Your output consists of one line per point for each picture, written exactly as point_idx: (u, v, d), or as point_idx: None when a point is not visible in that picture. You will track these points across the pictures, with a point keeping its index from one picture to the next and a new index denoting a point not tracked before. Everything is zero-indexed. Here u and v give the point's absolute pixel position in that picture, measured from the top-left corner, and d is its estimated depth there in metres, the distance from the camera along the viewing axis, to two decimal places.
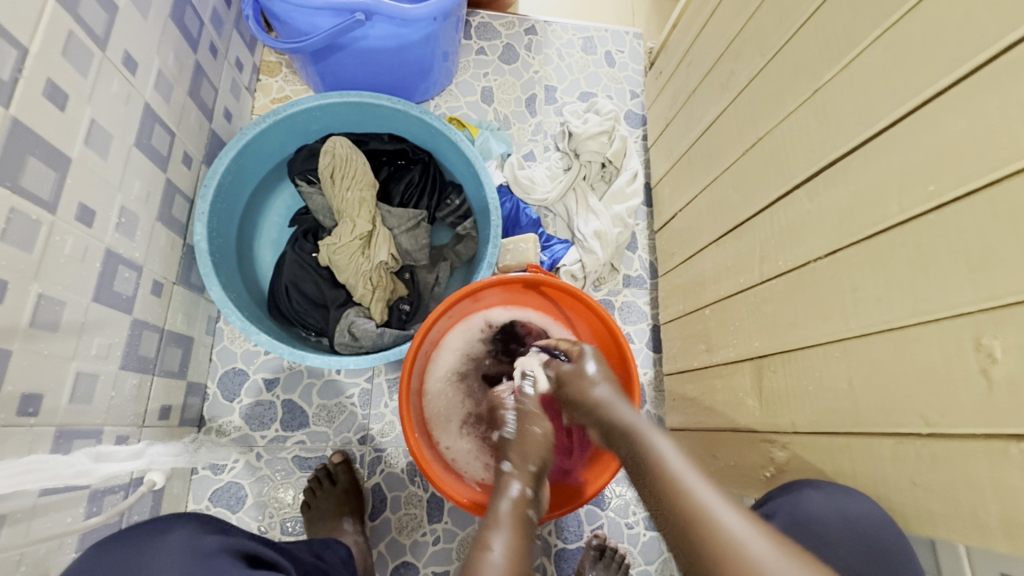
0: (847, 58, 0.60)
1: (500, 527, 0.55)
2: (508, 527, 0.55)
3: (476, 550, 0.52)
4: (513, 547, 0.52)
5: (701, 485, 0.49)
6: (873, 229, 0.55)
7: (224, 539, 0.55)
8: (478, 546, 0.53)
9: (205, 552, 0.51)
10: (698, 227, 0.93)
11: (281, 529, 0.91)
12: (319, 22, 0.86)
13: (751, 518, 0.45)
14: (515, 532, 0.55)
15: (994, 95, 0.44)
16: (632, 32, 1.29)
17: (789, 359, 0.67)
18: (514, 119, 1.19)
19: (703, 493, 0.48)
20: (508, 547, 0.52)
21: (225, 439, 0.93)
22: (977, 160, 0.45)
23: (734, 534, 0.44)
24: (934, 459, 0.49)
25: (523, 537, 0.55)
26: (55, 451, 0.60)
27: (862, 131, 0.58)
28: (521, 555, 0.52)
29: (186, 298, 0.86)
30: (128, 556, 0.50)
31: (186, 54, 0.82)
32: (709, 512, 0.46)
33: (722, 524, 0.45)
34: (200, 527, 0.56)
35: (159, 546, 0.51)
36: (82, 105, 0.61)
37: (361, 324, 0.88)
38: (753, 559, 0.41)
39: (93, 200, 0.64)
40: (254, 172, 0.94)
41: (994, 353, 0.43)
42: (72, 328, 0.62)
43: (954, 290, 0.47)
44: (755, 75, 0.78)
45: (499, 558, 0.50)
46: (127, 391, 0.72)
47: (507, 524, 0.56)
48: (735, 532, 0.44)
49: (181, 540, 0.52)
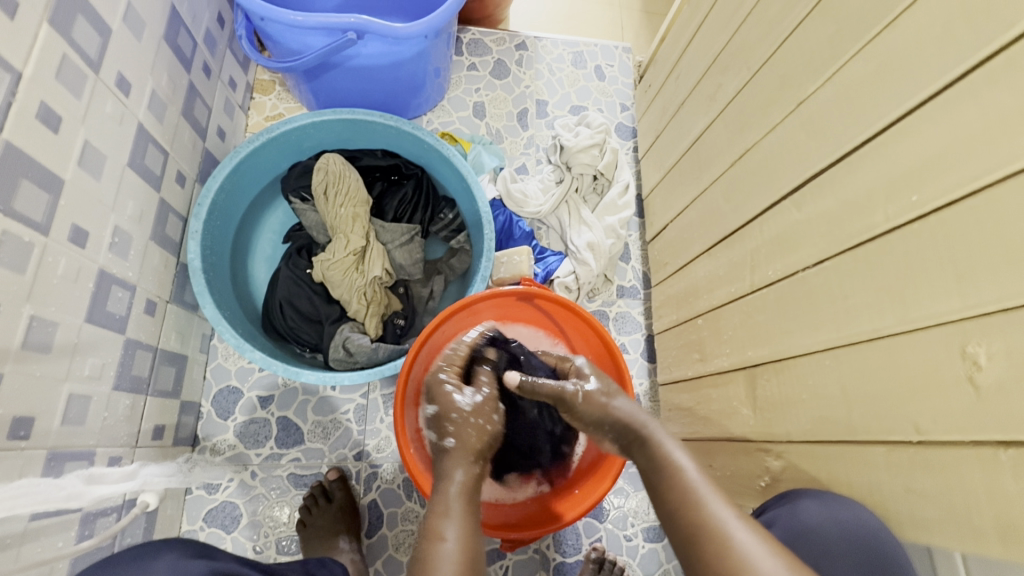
0: (830, 71, 0.62)
1: (453, 514, 0.56)
2: (461, 515, 0.56)
3: (428, 537, 0.53)
4: (467, 537, 0.53)
5: (714, 501, 0.50)
6: (860, 238, 0.56)
7: (210, 563, 0.54)
8: (430, 536, 0.53)
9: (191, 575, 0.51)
10: (690, 236, 0.94)
11: (277, 549, 0.90)
12: (311, 41, 0.87)
13: (758, 531, 0.47)
14: (466, 518, 0.56)
15: (972, 106, 0.45)
16: (621, 46, 1.31)
17: (781, 368, 0.67)
18: (506, 133, 1.20)
19: (719, 512, 0.49)
20: (461, 539, 0.53)
21: (219, 458, 0.92)
22: (958, 171, 0.46)
23: (744, 550, 0.45)
24: (927, 467, 0.49)
25: (467, 516, 0.56)
26: (46, 474, 0.60)
27: (847, 142, 0.59)
28: (474, 546, 0.53)
29: (180, 316, 0.86)
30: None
31: (180, 74, 0.83)
32: (723, 528, 0.48)
33: (732, 538, 0.47)
34: (187, 551, 0.55)
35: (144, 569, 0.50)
36: (76, 127, 0.62)
37: (356, 340, 0.88)
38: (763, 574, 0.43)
39: (86, 220, 0.65)
40: (247, 190, 0.94)
41: (979, 360, 0.44)
42: (64, 349, 0.61)
43: (941, 298, 0.47)
44: (742, 87, 0.80)
45: (452, 550, 0.52)
46: (120, 412, 0.72)
47: (457, 511, 0.56)
48: (744, 547, 0.46)
49: (168, 564, 0.51)
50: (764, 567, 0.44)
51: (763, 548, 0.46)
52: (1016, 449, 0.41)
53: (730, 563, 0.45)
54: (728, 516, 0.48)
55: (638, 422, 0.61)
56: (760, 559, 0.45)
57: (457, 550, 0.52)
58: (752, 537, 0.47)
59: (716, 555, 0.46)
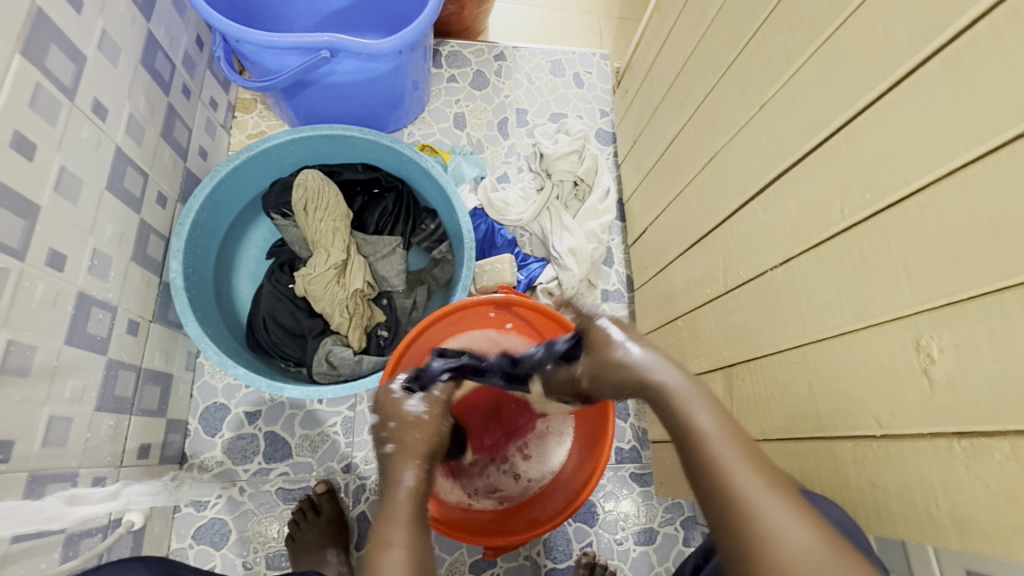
0: (787, 74, 0.63)
1: (397, 521, 0.47)
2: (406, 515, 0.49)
3: (376, 546, 0.45)
4: (417, 549, 0.45)
5: (742, 467, 0.40)
6: (821, 237, 0.57)
7: None
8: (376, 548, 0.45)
9: None
10: (668, 239, 0.95)
11: (267, 565, 0.90)
12: (287, 61, 0.89)
13: (792, 499, 0.38)
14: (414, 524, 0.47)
15: (913, 105, 0.46)
16: (599, 53, 1.33)
17: (756, 367, 0.68)
18: (486, 142, 1.22)
19: (744, 479, 0.39)
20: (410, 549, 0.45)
21: (206, 475, 0.93)
22: (905, 169, 0.47)
23: (774, 521, 0.36)
24: (889, 460, 0.50)
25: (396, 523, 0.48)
26: (27, 497, 0.60)
27: (805, 143, 0.60)
28: (427, 554, 0.45)
29: (164, 335, 0.87)
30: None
31: (158, 97, 0.85)
32: (751, 498, 0.38)
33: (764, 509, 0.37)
34: (154, 568, 0.55)
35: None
36: (51, 154, 0.63)
37: (339, 353, 0.89)
38: (797, 553, 0.35)
39: (64, 244, 0.66)
40: (229, 208, 0.96)
41: (932, 353, 0.45)
42: (44, 372, 0.62)
43: (895, 294, 0.48)
44: (709, 92, 0.81)
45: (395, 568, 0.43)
46: (103, 432, 0.73)
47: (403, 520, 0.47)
48: (779, 521, 0.36)
49: None
50: (790, 531, 0.36)
51: (807, 522, 0.36)
52: (968, 439, 0.42)
53: (766, 543, 0.36)
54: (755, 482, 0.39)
55: (657, 379, 0.50)
56: (792, 526, 0.36)
57: (407, 560, 0.44)
58: (784, 506, 0.37)
59: (743, 529, 0.37)
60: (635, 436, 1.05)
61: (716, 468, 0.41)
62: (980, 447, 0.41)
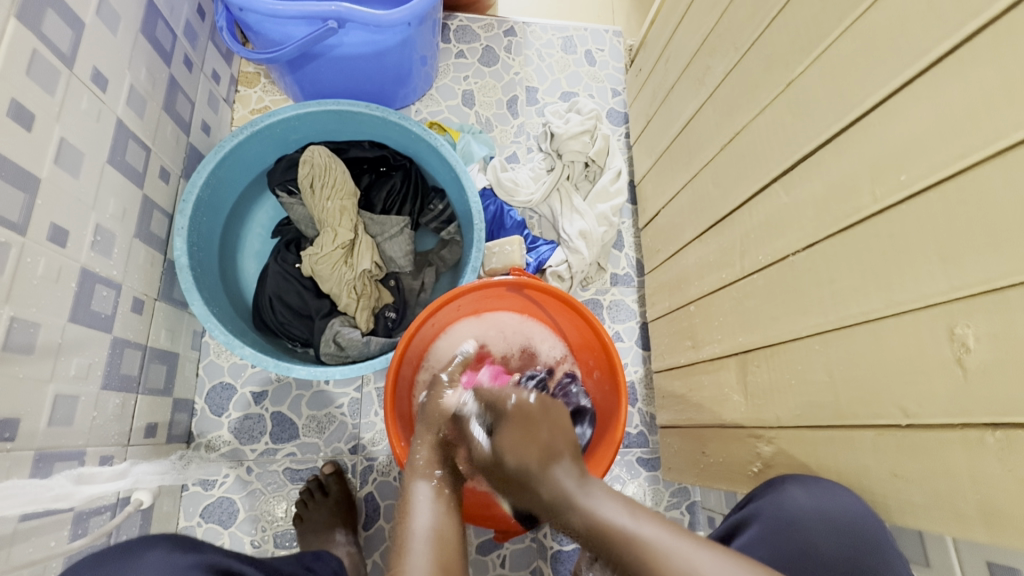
0: (817, 50, 0.60)
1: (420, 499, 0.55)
2: (432, 493, 0.56)
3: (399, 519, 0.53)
4: (437, 510, 0.54)
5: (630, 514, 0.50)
6: (849, 221, 0.55)
7: (202, 556, 0.53)
8: (400, 516, 0.54)
9: (180, 570, 0.49)
10: (681, 222, 0.93)
11: (275, 543, 0.90)
12: (292, 31, 0.86)
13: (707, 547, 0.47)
14: (438, 494, 0.56)
15: (956, 83, 0.44)
16: (612, 30, 1.29)
17: (772, 354, 0.66)
18: (495, 121, 1.19)
19: (648, 532, 0.48)
20: (432, 512, 0.53)
21: (213, 454, 0.92)
22: (946, 149, 0.45)
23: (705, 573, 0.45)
24: (913, 451, 0.48)
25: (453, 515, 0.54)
26: (34, 475, 0.59)
27: (834, 122, 0.57)
28: (447, 525, 0.52)
29: (169, 314, 0.86)
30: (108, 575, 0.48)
31: (159, 68, 0.82)
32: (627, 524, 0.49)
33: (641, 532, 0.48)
34: (177, 544, 0.54)
35: (131, 570, 0.49)
36: (50, 124, 0.61)
37: (346, 334, 0.87)
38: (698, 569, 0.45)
39: (66, 220, 0.64)
40: (233, 185, 0.93)
41: (968, 342, 0.43)
42: (48, 349, 0.61)
43: (927, 280, 0.46)
44: (730, 70, 0.78)
45: (421, 520, 0.52)
46: (109, 411, 0.72)
47: (427, 486, 0.57)
48: (709, 573, 0.45)
49: (157, 559, 0.50)
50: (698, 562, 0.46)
51: (739, 574, 0.45)
52: (1003, 431, 0.41)
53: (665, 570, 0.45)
54: (653, 529, 0.49)
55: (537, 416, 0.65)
56: (694, 555, 0.46)
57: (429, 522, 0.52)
58: (730, 572, 0.45)
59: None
60: (643, 421, 1.05)
61: (641, 549, 0.47)
62: (1015, 439, 0.40)
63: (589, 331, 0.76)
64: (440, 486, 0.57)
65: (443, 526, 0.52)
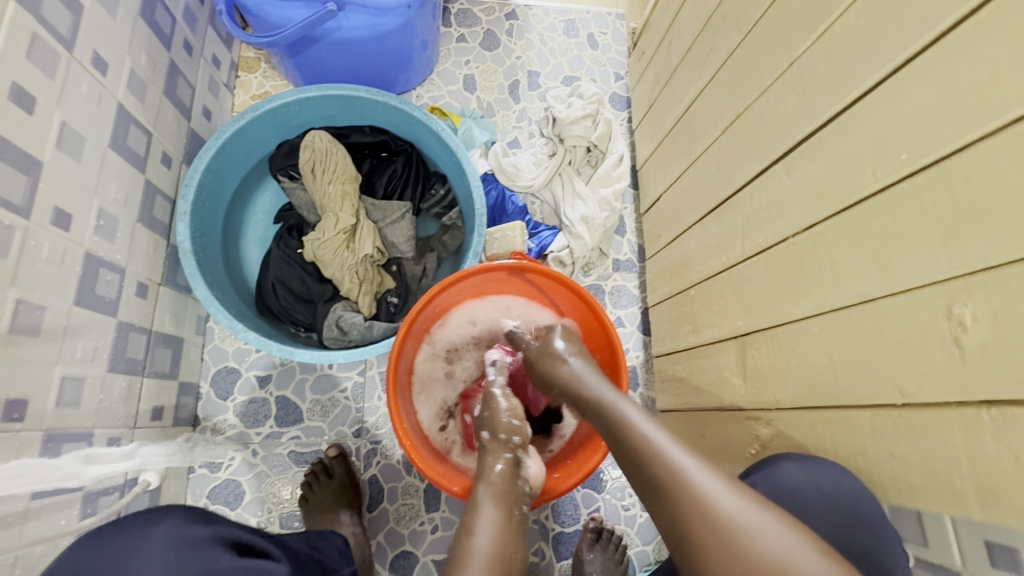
0: (821, 28, 0.59)
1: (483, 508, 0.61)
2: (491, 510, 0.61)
3: (462, 535, 0.58)
4: (498, 530, 0.58)
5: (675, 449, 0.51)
6: (850, 201, 0.54)
7: (211, 529, 0.54)
8: (464, 532, 0.58)
9: (192, 542, 0.50)
10: (683, 207, 0.92)
11: (281, 524, 0.92)
12: (292, 14, 0.85)
13: (747, 495, 0.48)
14: (501, 508, 0.61)
15: (961, 59, 0.43)
16: (614, 13, 1.27)
17: (772, 336, 0.66)
18: (497, 106, 1.18)
19: (702, 483, 0.48)
20: (493, 534, 0.58)
21: (220, 437, 0.94)
22: (948, 127, 0.44)
23: (729, 512, 0.46)
24: (910, 430, 0.49)
25: (514, 541, 0.58)
26: (44, 455, 0.60)
27: (837, 102, 0.57)
28: (507, 545, 0.57)
29: (173, 298, 0.86)
30: (112, 547, 0.48)
31: (159, 52, 0.82)
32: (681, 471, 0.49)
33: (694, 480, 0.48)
34: (187, 516, 0.55)
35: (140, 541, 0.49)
36: (51, 108, 0.61)
37: (350, 318, 0.88)
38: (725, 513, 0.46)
39: (69, 204, 0.64)
40: (235, 170, 0.93)
41: (965, 321, 0.43)
42: (54, 332, 0.62)
43: (927, 259, 0.46)
44: (733, 51, 0.77)
45: (483, 544, 0.56)
46: (116, 394, 0.73)
47: (489, 503, 0.61)
48: (733, 511, 0.46)
49: (168, 531, 0.50)
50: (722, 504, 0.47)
51: (758, 511, 0.46)
52: (999, 409, 0.41)
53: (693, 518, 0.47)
54: (719, 488, 0.48)
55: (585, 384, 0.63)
56: (722, 497, 0.47)
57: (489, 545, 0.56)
58: (787, 537, 0.44)
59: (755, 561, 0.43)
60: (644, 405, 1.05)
61: (702, 522, 0.46)
62: (1011, 417, 0.40)
63: (589, 313, 0.76)
64: (504, 500, 0.62)
65: (503, 544, 0.57)
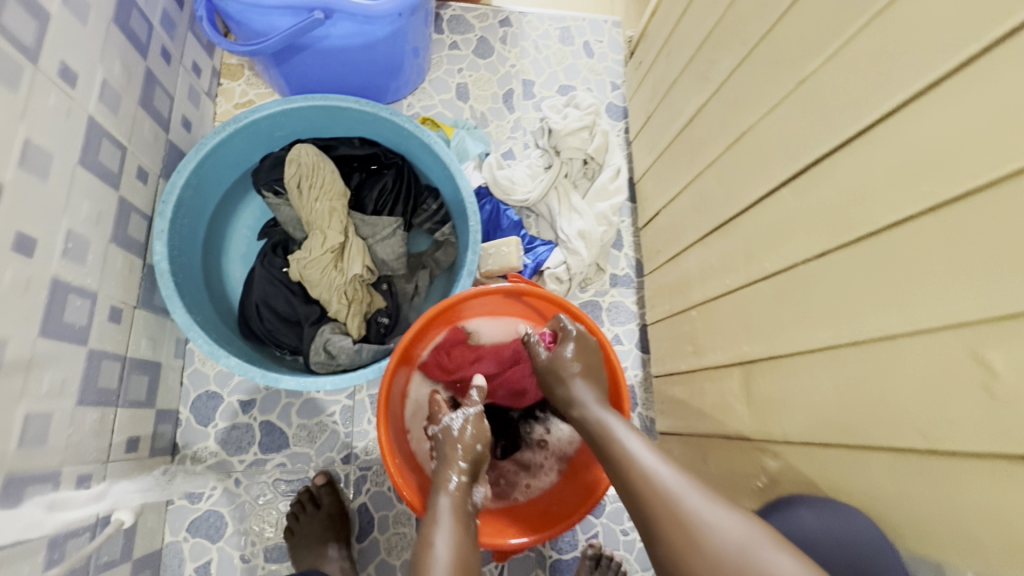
0: (833, 47, 0.57)
1: (442, 524, 0.55)
2: (451, 525, 0.55)
3: (421, 546, 0.52)
4: (458, 546, 0.52)
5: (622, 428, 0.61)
6: (866, 230, 0.52)
7: None
8: (421, 544, 0.53)
9: None
10: (683, 223, 0.89)
11: (265, 557, 0.87)
12: (277, 22, 0.81)
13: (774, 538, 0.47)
14: (460, 526, 0.55)
15: (990, 87, 0.41)
16: (610, 21, 1.25)
17: (780, 366, 0.64)
18: (490, 116, 1.14)
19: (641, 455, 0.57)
20: (453, 545, 0.53)
21: (200, 466, 0.89)
22: (976, 159, 0.42)
23: (696, 511, 0.50)
24: (932, 476, 0.46)
25: (470, 540, 0.54)
26: (5, 502, 0.55)
27: (850, 126, 0.54)
28: (469, 558, 0.52)
29: (149, 321, 0.82)
30: None
31: (135, 61, 0.77)
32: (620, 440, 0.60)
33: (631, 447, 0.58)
34: None
35: None
36: (14, 124, 0.56)
37: (337, 341, 0.83)
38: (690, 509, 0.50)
39: (33, 227, 0.59)
40: (216, 184, 0.89)
41: (996, 366, 0.41)
42: (17, 367, 0.57)
43: (951, 298, 0.44)
44: (736, 66, 0.74)
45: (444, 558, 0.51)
46: (87, 427, 0.68)
47: (448, 521, 0.55)
48: (696, 510, 0.50)
49: None
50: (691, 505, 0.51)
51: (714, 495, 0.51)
52: None
53: (652, 496, 0.52)
54: (709, 507, 0.50)
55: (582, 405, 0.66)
56: (686, 495, 0.51)
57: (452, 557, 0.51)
58: (742, 529, 0.48)
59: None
60: (643, 426, 1.02)
61: (662, 507, 0.51)
62: None
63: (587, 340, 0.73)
64: (465, 516, 0.57)
65: (464, 556, 0.52)
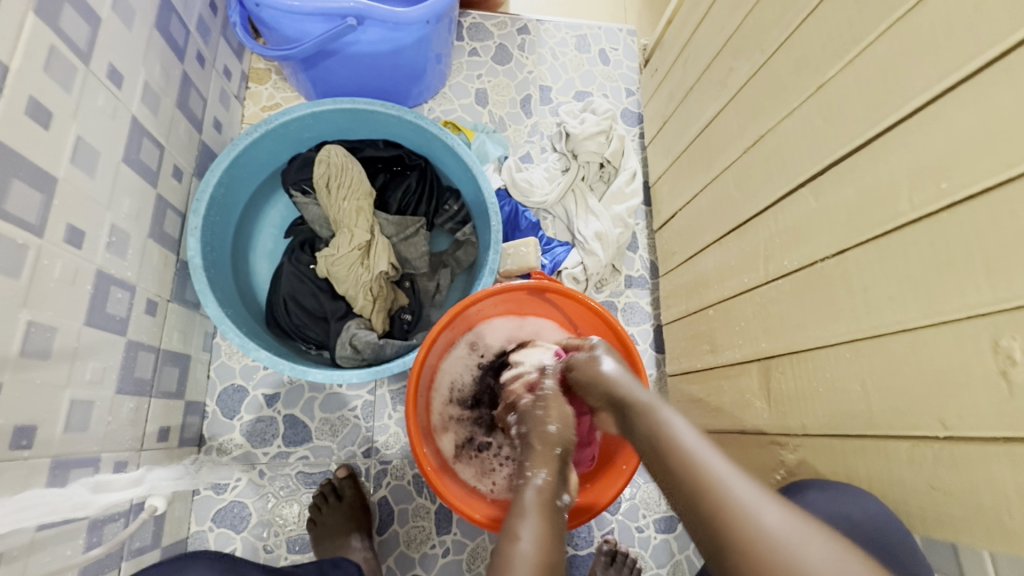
0: (852, 53, 0.59)
1: (529, 518, 0.54)
2: (537, 516, 0.55)
3: (505, 540, 0.52)
4: (543, 536, 0.52)
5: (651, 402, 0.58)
6: (885, 227, 0.54)
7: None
8: (507, 537, 0.53)
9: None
10: (700, 225, 0.92)
11: (288, 548, 0.89)
12: (310, 28, 0.84)
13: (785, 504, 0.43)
14: (545, 519, 0.55)
15: (1008, 90, 0.43)
16: (625, 29, 1.27)
17: (798, 360, 0.66)
18: (509, 120, 1.17)
19: (664, 416, 0.55)
20: (538, 538, 0.52)
21: (226, 457, 0.91)
22: (992, 158, 0.44)
23: (691, 447, 0.49)
24: (952, 463, 0.48)
25: (556, 535, 0.54)
26: (51, 484, 0.58)
27: (869, 128, 0.56)
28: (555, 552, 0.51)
29: (181, 315, 0.84)
30: None
31: (173, 65, 0.80)
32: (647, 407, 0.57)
33: (658, 415, 0.55)
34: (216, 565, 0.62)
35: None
36: (68, 123, 0.59)
37: (363, 336, 0.85)
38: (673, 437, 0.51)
39: (81, 220, 0.62)
40: (246, 183, 0.91)
41: (1013, 355, 0.42)
42: (64, 354, 0.59)
43: (973, 290, 0.45)
44: (755, 71, 0.77)
45: (528, 548, 0.50)
46: (124, 415, 0.70)
47: (534, 512, 0.55)
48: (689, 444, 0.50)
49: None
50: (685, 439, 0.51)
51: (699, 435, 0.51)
52: None
53: (671, 452, 0.50)
54: (722, 463, 0.47)
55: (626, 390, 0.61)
56: (683, 429, 0.52)
57: (533, 550, 0.51)
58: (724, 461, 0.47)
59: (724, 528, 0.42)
60: None
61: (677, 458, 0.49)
62: None
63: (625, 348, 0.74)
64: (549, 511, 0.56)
65: (547, 544, 0.51)
